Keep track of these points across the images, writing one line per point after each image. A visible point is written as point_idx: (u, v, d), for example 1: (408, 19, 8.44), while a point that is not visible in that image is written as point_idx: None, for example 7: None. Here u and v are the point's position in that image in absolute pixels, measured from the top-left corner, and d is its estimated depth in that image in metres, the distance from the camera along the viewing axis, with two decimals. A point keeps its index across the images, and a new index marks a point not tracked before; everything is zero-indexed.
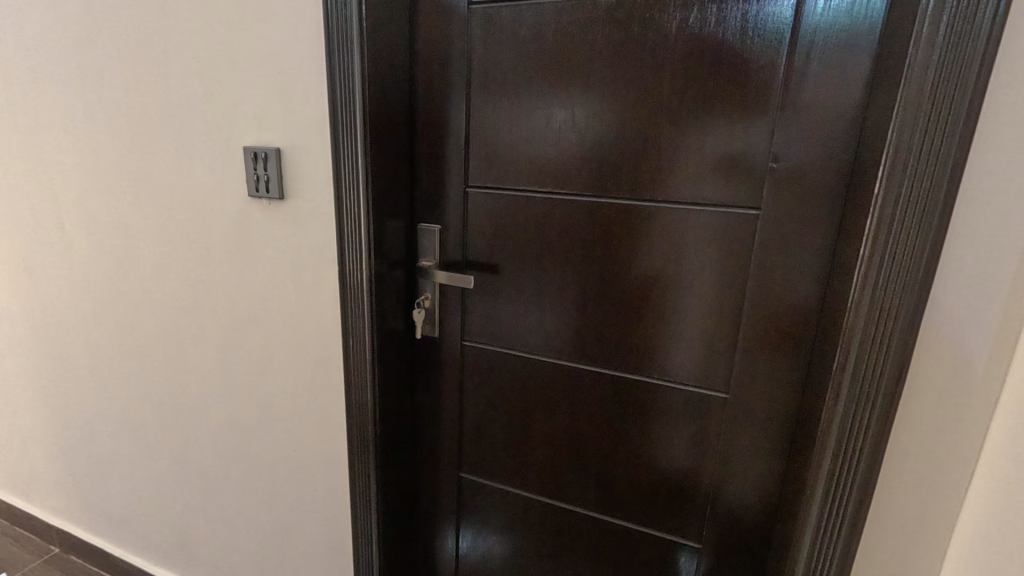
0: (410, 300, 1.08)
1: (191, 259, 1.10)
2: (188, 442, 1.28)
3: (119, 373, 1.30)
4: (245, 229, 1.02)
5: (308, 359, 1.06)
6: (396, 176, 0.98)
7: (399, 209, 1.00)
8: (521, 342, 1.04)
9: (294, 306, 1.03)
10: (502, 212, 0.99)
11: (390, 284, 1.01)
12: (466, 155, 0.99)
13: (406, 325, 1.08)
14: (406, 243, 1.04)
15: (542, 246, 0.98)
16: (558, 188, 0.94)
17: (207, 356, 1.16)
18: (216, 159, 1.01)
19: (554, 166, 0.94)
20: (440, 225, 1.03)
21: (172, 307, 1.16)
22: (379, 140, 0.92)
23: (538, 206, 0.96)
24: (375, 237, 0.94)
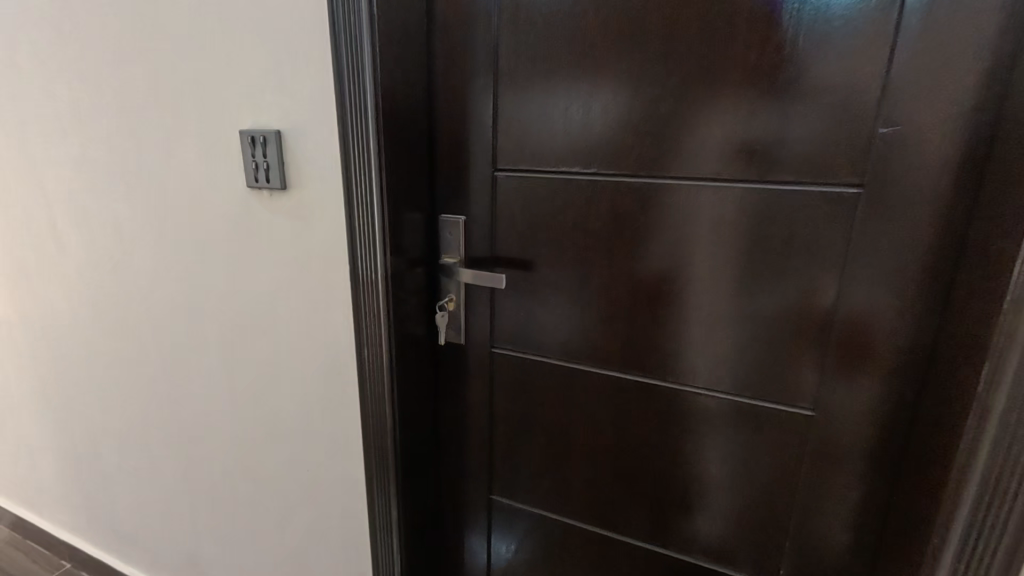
0: (431, 303, 0.95)
1: (189, 260, 1.00)
2: (195, 457, 1.19)
3: (122, 384, 1.22)
4: (245, 226, 0.91)
5: (320, 369, 0.95)
6: (414, 162, 0.85)
7: (418, 200, 0.87)
8: (559, 349, 0.90)
9: (303, 310, 0.92)
10: (536, 200, 0.85)
11: (408, 287, 0.88)
12: (494, 136, 0.85)
13: (428, 331, 0.96)
14: (425, 238, 0.91)
15: (583, 239, 0.84)
16: (602, 171, 0.80)
17: (210, 366, 1.07)
18: (212, 148, 0.90)
19: (597, 146, 0.79)
20: (465, 217, 0.90)
21: (172, 313, 1.07)
22: (392, 122, 0.79)
23: (579, 193, 0.82)
24: (390, 234, 0.82)
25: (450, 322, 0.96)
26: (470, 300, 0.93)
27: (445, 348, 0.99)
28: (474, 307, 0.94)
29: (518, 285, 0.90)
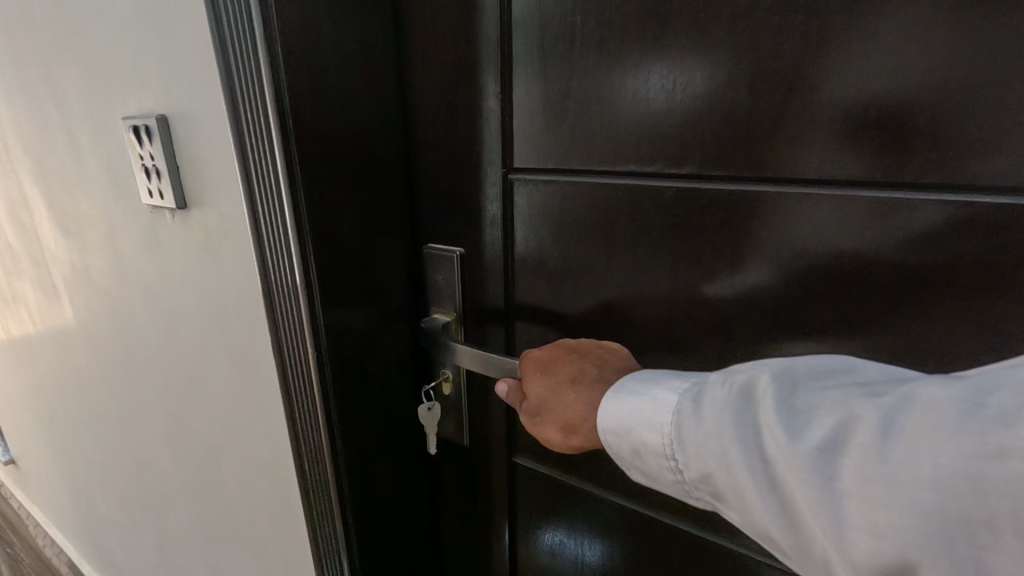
0: (418, 377, 0.61)
1: (112, 293, 0.74)
2: (164, 529, 0.96)
3: (93, 430, 1.02)
4: (156, 257, 0.62)
5: (263, 468, 0.65)
6: (373, 163, 0.51)
7: (385, 223, 0.53)
8: (617, 477, 0.53)
9: (233, 385, 0.62)
10: (578, 225, 0.48)
11: (370, 362, 0.55)
12: (503, 113, 0.48)
13: (413, 418, 0.62)
14: (402, 281, 0.57)
15: (663, 297, 0.46)
16: (702, 172, 0.41)
17: (158, 431, 0.81)
18: (102, 144, 0.61)
19: (692, 124, 0.40)
20: (463, 249, 0.55)
21: (114, 361, 0.82)
22: (317, 97, 0.45)
23: (654, 214, 0.44)
24: (326, 284, 0.49)
25: (449, 410, 0.62)
26: (477, 379, 0.58)
27: (443, 443, 0.65)
28: (484, 389, 0.59)
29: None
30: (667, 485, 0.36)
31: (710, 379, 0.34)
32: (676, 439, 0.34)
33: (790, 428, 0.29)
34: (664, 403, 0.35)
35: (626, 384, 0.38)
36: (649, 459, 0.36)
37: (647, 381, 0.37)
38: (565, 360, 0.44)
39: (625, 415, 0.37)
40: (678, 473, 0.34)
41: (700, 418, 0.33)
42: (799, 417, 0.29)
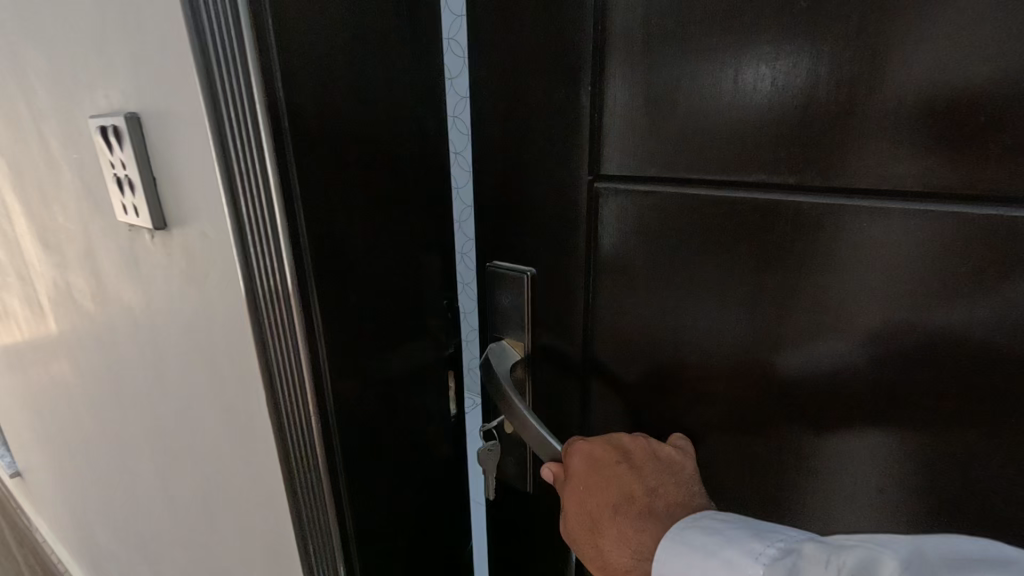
0: (438, 423, 0.52)
1: (95, 320, 0.65)
2: (161, 570, 0.87)
3: (87, 457, 0.94)
4: (136, 283, 0.52)
5: (259, 534, 0.54)
6: (394, 171, 0.41)
7: (404, 243, 0.43)
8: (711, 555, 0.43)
9: (224, 436, 0.52)
10: (676, 249, 0.39)
11: (384, 416, 0.45)
12: (595, 110, 0.39)
13: (434, 471, 0.53)
14: (421, 314, 0.47)
15: (783, 348, 0.36)
16: (853, 186, 0.31)
17: (151, 470, 0.72)
18: (73, 149, 0.51)
19: (836, 124, 0.31)
20: (536, 270, 0.46)
21: (101, 389, 0.73)
22: (334, 90, 0.35)
23: (789, 240, 0.34)
24: (334, 327, 0.39)
25: (513, 450, 0.54)
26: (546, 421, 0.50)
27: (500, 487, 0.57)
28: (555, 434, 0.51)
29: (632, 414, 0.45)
30: None
31: (809, 554, 0.28)
32: None
33: None
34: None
35: (689, 534, 0.32)
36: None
37: (712, 535, 0.31)
38: (612, 470, 0.38)
39: None
40: None
41: None
42: None
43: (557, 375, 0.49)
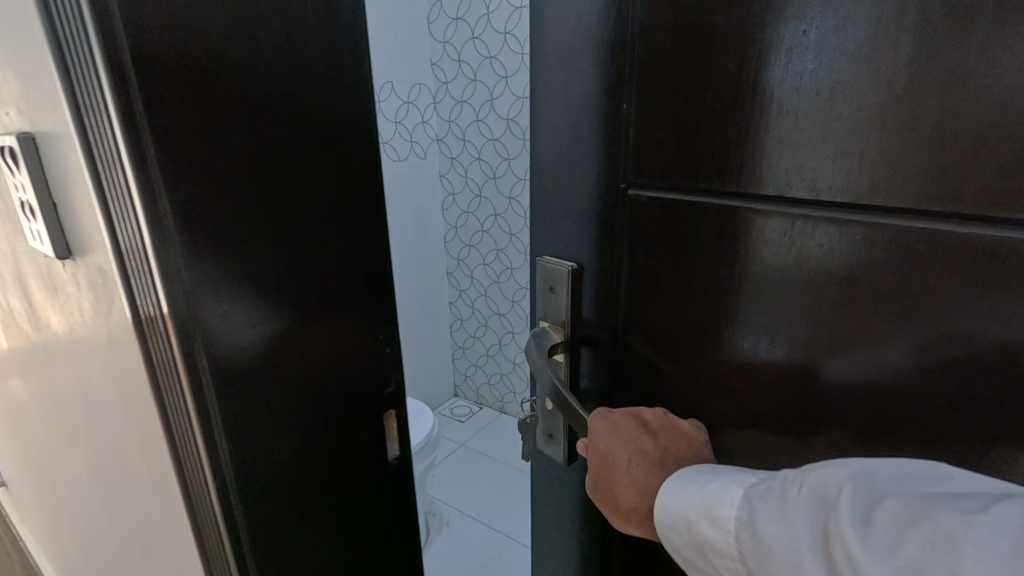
0: (342, 431, 0.54)
1: (35, 348, 0.62)
2: None
3: (51, 487, 0.91)
4: (57, 311, 0.50)
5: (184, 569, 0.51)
6: (279, 190, 0.44)
7: (291, 257, 0.46)
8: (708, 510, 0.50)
9: (143, 465, 0.49)
10: (683, 245, 0.49)
11: (278, 419, 0.48)
12: (610, 127, 0.51)
13: (339, 477, 0.55)
14: (316, 323, 0.49)
15: (759, 327, 0.45)
16: (767, 195, 0.42)
17: (98, 503, 0.69)
18: None
19: (793, 150, 0.40)
20: (578, 265, 0.58)
21: (48, 420, 0.71)
22: (201, 87, 0.38)
23: (763, 237, 0.43)
24: (218, 332, 0.42)
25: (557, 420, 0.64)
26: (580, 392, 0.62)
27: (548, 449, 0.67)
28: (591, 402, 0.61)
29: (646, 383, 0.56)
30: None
31: (779, 480, 0.38)
32: (740, 535, 0.38)
33: (860, 531, 0.31)
34: (730, 502, 0.40)
35: (687, 473, 0.44)
36: (714, 555, 0.40)
37: (705, 475, 0.43)
38: (629, 429, 0.50)
39: (689, 506, 0.42)
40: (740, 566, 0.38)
41: (765, 518, 0.37)
42: (868, 526, 0.31)
43: (592, 353, 0.60)
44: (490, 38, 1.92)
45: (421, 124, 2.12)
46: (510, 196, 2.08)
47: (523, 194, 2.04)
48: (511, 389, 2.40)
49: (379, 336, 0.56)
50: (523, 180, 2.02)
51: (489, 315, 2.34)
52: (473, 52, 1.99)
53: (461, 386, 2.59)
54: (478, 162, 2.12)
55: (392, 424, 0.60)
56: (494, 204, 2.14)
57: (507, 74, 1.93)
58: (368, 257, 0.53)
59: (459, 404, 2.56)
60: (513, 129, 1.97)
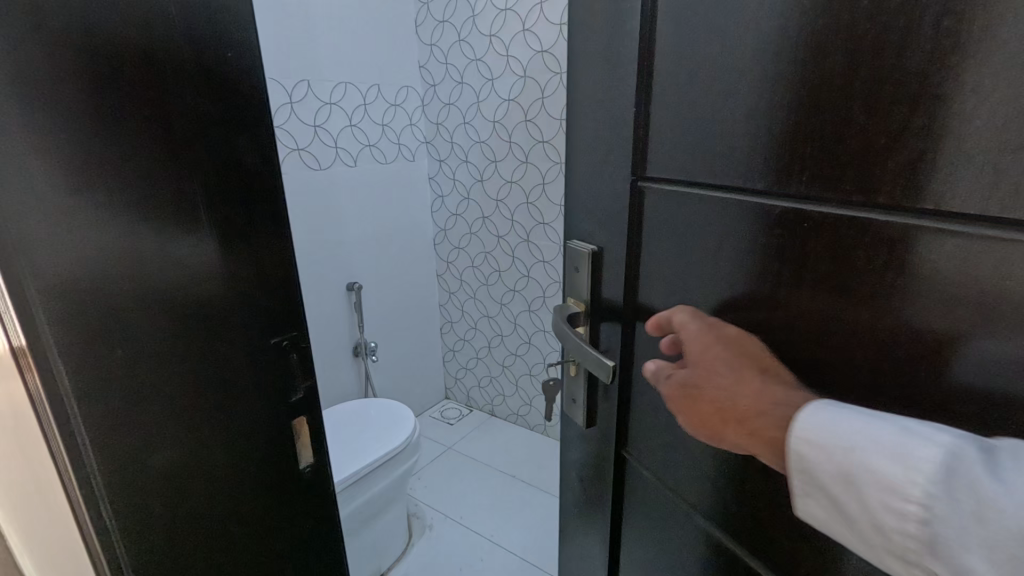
0: (232, 452, 0.49)
1: None
2: None
3: None
4: None
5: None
6: (130, 200, 0.39)
7: (154, 277, 0.41)
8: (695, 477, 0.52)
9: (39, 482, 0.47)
10: (687, 234, 0.49)
11: (141, 455, 0.43)
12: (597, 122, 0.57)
13: (239, 501, 0.50)
14: (185, 347, 0.44)
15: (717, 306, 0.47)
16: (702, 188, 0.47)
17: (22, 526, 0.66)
18: None
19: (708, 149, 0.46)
20: (597, 250, 0.61)
21: None
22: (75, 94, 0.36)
23: (742, 227, 0.43)
24: (68, 373, 0.38)
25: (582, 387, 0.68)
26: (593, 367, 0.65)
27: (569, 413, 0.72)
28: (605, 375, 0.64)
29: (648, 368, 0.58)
30: (892, 541, 0.32)
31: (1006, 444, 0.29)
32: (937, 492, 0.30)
33: None
34: (929, 455, 0.30)
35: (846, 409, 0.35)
36: (880, 495, 0.32)
37: (862, 415, 0.34)
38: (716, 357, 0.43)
39: (851, 440, 0.33)
40: (920, 526, 0.30)
41: (1005, 480, 0.28)
42: None
43: (606, 331, 0.63)
44: (475, 40, 1.92)
45: (408, 126, 2.11)
46: (498, 198, 2.07)
47: (510, 196, 2.03)
48: (500, 391, 2.39)
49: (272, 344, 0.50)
50: (509, 181, 2.01)
51: (478, 318, 2.33)
52: (459, 54, 1.97)
53: (452, 388, 2.58)
54: (465, 164, 2.12)
55: (300, 429, 0.55)
56: (482, 206, 2.13)
57: (492, 75, 1.92)
58: (253, 258, 0.47)
59: (449, 408, 2.54)
60: (499, 130, 1.97)
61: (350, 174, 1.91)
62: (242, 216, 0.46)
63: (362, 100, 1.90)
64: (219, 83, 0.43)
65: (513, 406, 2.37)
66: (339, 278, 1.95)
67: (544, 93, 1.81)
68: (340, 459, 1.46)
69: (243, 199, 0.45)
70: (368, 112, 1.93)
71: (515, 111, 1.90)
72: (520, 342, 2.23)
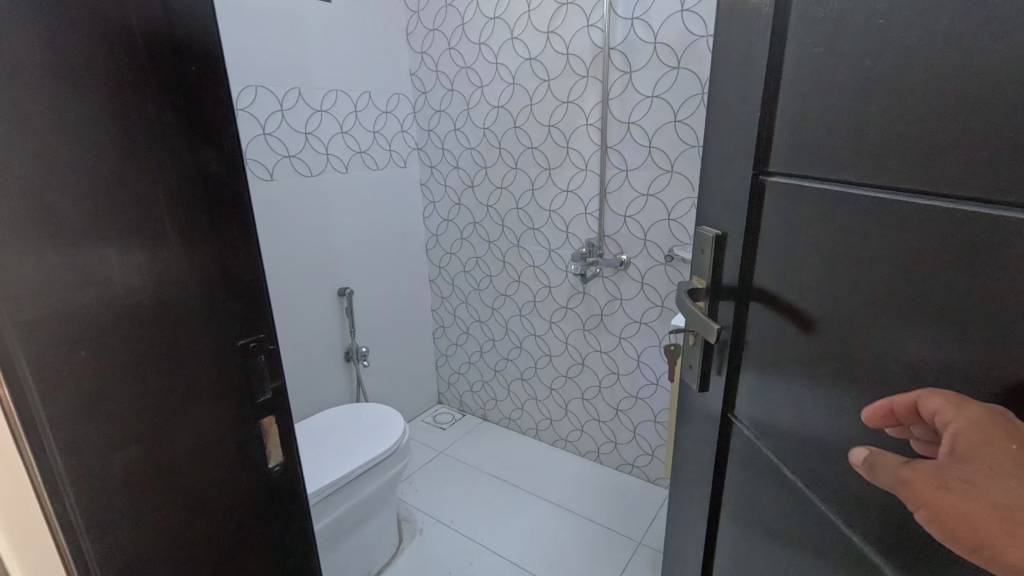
0: (200, 456, 0.43)
1: None
2: None
3: None
4: None
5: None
6: (114, 193, 0.35)
7: (106, 252, 0.36)
8: (798, 462, 0.54)
9: None
10: (793, 225, 0.53)
11: (131, 474, 0.39)
12: (726, 117, 0.62)
13: (204, 513, 0.44)
14: (150, 336, 0.39)
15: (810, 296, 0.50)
16: (821, 181, 0.48)
17: None
18: None
19: (822, 147, 0.48)
20: (722, 233, 0.65)
21: None
22: (79, 80, 0.33)
23: (836, 217, 0.47)
24: (27, 355, 0.33)
25: (696, 358, 0.72)
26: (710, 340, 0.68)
27: (686, 376, 0.77)
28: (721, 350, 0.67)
29: (757, 350, 0.60)
30: None
31: None
32: None
33: None
34: None
35: None
36: None
37: None
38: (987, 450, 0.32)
39: None
40: None
41: None
42: None
43: (722, 308, 0.66)
44: (465, 48, 1.94)
45: (400, 132, 2.13)
46: (488, 203, 2.09)
47: (500, 202, 2.05)
48: (492, 396, 2.40)
49: (239, 343, 0.45)
50: (499, 187, 2.03)
51: (471, 323, 2.34)
52: (449, 62, 2.00)
53: (445, 393, 2.59)
54: (456, 170, 2.13)
55: (272, 434, 0.49)
56: (473, 212, 2.15)
57: (482, 83, 1.94)
58: (215, 244, 0.42)
59: (441, 413, 2.55)
60: (489, 137, 1.99)
61: (340, 180, 1.93)
62: (200, 195, 0.40)
63: (353, 108, 1.92)
64: (190, 52, 0.38)
65: (505, 410, 2.37)
66: (330, 282, 1.96)
67: (533, 100, 1.83)
68: (326, 464, 1.46)
69: (202, 178, 0.40)
70: (360, 119, 1.95)
71: (505, 118, 1.92)
72: (512, 347, 2.24)
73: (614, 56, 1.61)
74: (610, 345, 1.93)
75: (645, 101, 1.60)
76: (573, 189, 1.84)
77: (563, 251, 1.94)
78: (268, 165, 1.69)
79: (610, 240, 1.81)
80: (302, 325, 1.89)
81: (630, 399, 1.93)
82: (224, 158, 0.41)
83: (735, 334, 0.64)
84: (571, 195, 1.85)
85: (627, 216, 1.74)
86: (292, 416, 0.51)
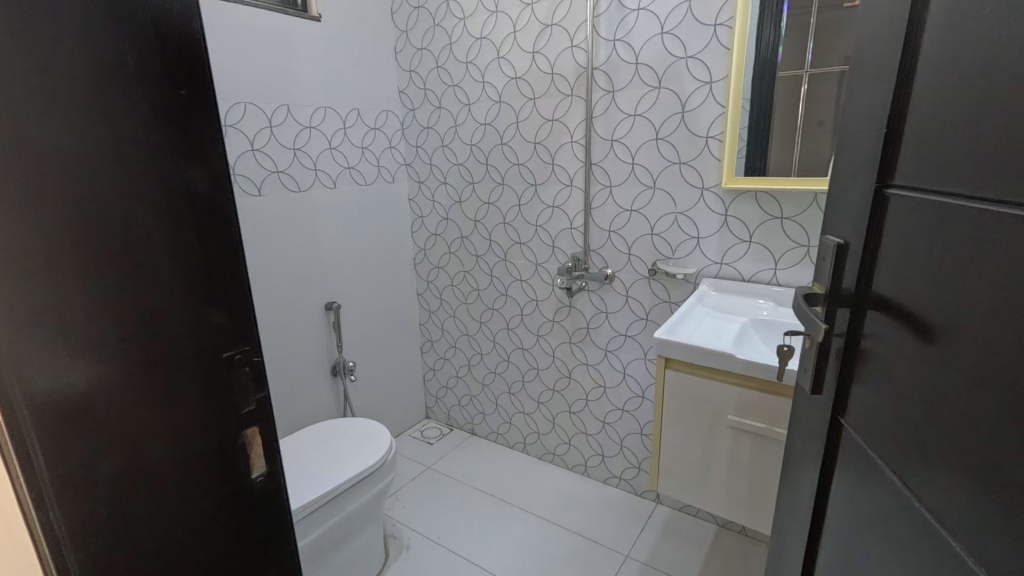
0: (186, 465, 0.44)
1: None
2: None
3: None
4: None
5: None
6: (110, 213, 0.37)
7: (103, 269, 0.37)
8: (903, 472, 0.52)
9: None
10: (910, 236, 0.52)
11: (120, 484, 0.40)
12: (854, 129, 0.62)
13: (185, 523, 0.45)
14: (140, 349, 0.40)
15: (916, 303, 0.50)
16: (942, 191, 0.48)
17: None
18: None
19: (942, 161, 0.48)
20: (845, 241, 0.64)
21: None
22: (83, 109, 0.35)
23: (948, 228, 0.47)
24: (14, 369, 0.34)
25: (810, 364, 0.70)
26: (826, 346, 0.66)
27: (799, 379, 0.75)
28: (836, 356, 0.65)
29: (866, 361, 0.59)
30: None
31: None
32: None
33: None
34: None
35: None
36: None
37: None
38: None
39: None
40: None
41: None
42: None
43: (838, 315, 0.64)
44: (453, 67, 1.98)
45: (388, 148, 2.16)
46: (476, 218, 2.11)
47: (488, 217, 2.08)
48: (480, 410, 2.40)
49: (224, 354, 0.46)
50: (486, 203, 2.06)
51: (458, 336, 2.35)
52: (438, 80, 2.03)
53: (432, 407, 2.59)
54: (443, 186, 2.16)
55: (255, 444, 0.50)
56: (461, 227, 2.17)
57: (468, 101, 1.98)
58: (202, 258, 0.43)
59: (429, 427, 2.55)
60: (476, 154, 2.02)
61: (329, 195, 1.94)
62: (187, 213, 0.42)
63: (341, 124, 1.94)
64: (179, 74, 0.40)
65: (493, 424, 2.37)
66: (318, 296, 1.96)
67: (519, 118, 1.87)
68: (315, 477, 1.46)
69: (190, 197, 0.42)
70: (347, 136, 1.97)
71: (492, 135, 1.96)
72: (500, 360, 2.24)
73: (596, 76, 1.66)
74: (596, 358, 1.95)
75: (627, 120, 1.64)
76: (558, 205, 1.87)
77: (550, 265, 1.97)
78: (257, 181, 1.71)
79: (596, 254, 1.84)
80: (296, 336, 1.91)
81: (617, 411, 1.95)
82: (211, 176, 0.43)
83: (849, 341, 0.62)
84: (556, 210, 1.89)
85: (612, 231, 1.78)
86: (275, 426, 0.52)
